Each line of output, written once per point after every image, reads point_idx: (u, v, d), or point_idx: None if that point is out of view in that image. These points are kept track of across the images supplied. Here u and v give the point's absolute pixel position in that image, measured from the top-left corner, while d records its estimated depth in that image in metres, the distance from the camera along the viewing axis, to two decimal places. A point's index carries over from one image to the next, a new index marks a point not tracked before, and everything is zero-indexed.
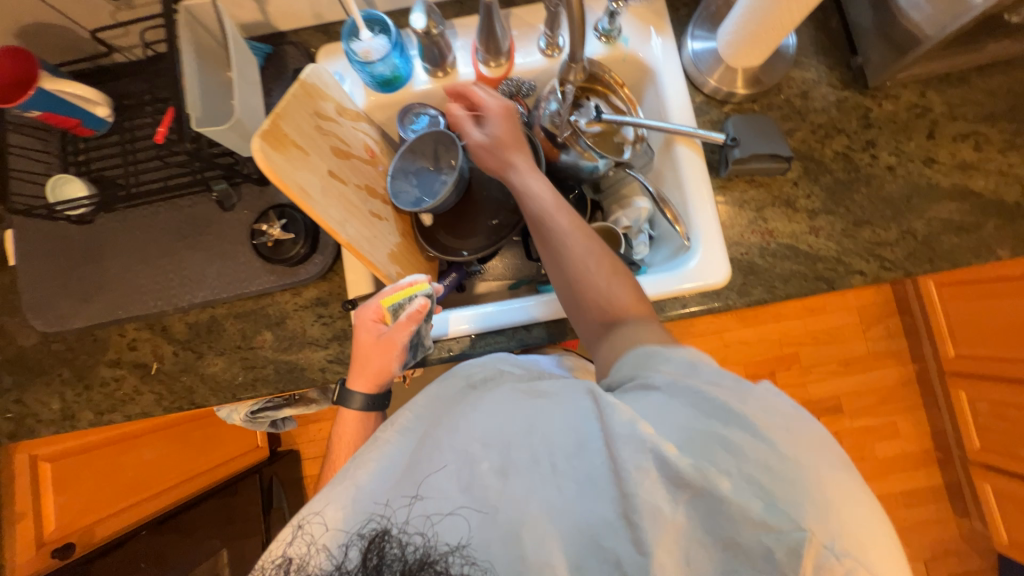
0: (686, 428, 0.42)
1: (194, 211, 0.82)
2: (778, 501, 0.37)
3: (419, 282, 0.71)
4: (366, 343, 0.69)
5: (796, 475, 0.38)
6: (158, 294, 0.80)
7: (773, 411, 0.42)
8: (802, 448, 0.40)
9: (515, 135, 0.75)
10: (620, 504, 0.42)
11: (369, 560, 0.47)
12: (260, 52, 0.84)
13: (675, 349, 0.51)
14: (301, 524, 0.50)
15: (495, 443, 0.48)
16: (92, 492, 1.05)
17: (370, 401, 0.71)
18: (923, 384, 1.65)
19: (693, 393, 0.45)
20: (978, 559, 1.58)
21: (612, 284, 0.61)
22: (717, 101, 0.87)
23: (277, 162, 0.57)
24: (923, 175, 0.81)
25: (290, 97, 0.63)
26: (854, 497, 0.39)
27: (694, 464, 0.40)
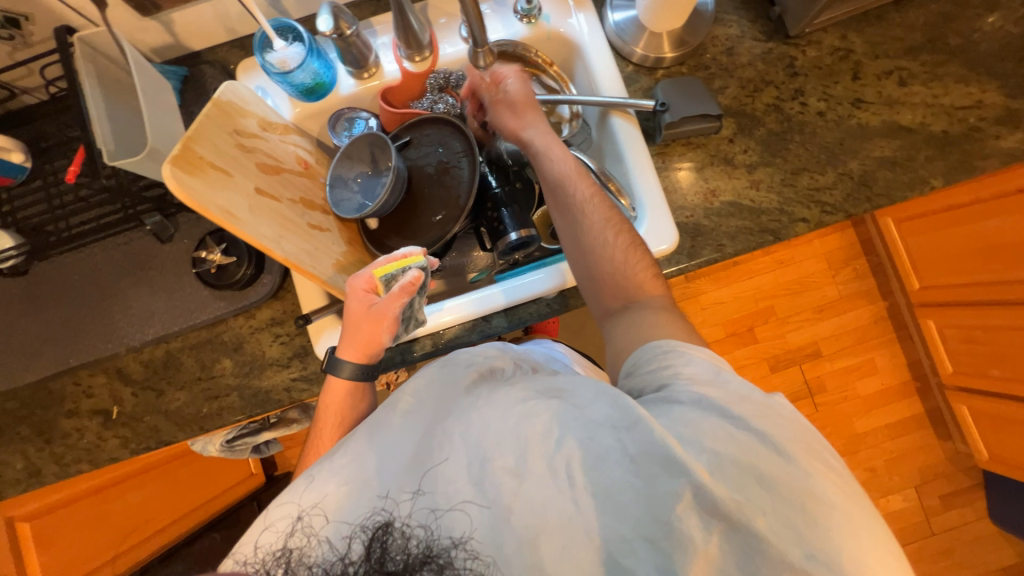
0: (719, 451, 0.43)
1: (131, 247, 0.80)
2: (812, 548, 0.40)
3: (414, 254, 0.70)
4: (358, 314, 0.68)
5: (825, 518, 0.41)
6: (106, 336, 0.78)
7: (816, 454, 0.44)
8: (832, 484, 0.42)
9: (529, 99, 0.76)
10: (652, 526, 0.42)
11: (373, 551, 0.45)
12: (176, 76, 0.81)
13: (695, 353, 0.53)
14: (300, 517, 0.48)
15: (514, 444, 0.47)
16: (76, 545, 1.04)
17: (359, 371, 0.68)
18: (894, 319, 1.70)
19: (719, 414, 0.46)
20: (964, 477, 1.64)
21: (629, 257, 0.65)
22: (647, 68, 0.87)
23: (194, 188, 0.56)
24: (853, 117, 0.83)
25: (204, 117, 0.61)
26: (877, 538, 0.41)
27: (731, 496, 0.41)
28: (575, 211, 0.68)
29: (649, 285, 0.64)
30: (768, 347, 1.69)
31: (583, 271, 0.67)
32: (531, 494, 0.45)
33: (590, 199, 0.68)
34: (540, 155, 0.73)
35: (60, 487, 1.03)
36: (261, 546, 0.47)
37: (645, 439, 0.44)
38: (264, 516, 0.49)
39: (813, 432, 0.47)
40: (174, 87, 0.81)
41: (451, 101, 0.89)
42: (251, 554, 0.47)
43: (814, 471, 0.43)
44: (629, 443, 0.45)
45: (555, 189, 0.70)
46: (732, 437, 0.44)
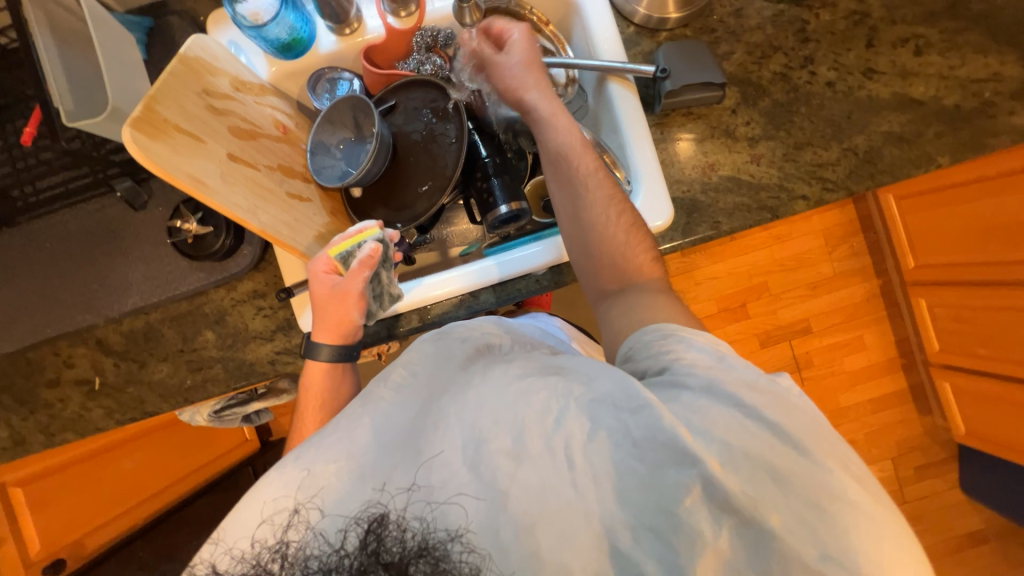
0: (728, 441, 0.41)
1: (104, 214, 0.76)
2: (829, 546, 0.38)
3: (369, 228, 0.69)
4: (324, 295, 0.67)
5: (841, 515, 0.39)
6: (83, 307, 0.76)
7: (828, 444, 0.42)
8: (849, 478, 0.40)
9: (536, 62, 0.72)
10: (657, 518, 0.40)
11: (369, 542, 0.43)
12: (142, 27, 0.75)
13: (696, 335, 0.50)
14: (296, 509, 0.44)
15: (511, 424, 0.45)
16: (71, 509, 1.06)
17: (337, 351, 0.69)
18: (886, 297, 1.70)
19: (732, 402, 0.43)
20: (939, 450, 1.69)
21: (630, 239, 0.63)
22: (649, 30, 0.81)
23: (159, 154, 0.52)
24: (863, 88, 0.78)
25: (168, 75, 0.57)
26: (896, 534, 0.39)
27: (742, 491, 0.39)
28: (575, 185, 0.65)
29: (647, 269, 0.63)
30: (760, 323, 1.70)
31: (578, 249, 0.65)
32: (529, 478, 0.43)
33: (594, 172, 0.65)
34: (543, 121, 0.69)
35: (53, 453, 1.04)
36: (257, 541, 0.44)
37: (652, 425, 0.41)
38: (256, 510, 0.45)
39: (826, 424, 0.45)
40: (138, 40, 0.74)
41: (438, 62, 0.83)
42: (246, 550, 0.44)
43: (831, 465, 0.41)
44: (632, 427, 0.42)
45: (557, 162, 0.67)
46: (743, 428, 0.42)
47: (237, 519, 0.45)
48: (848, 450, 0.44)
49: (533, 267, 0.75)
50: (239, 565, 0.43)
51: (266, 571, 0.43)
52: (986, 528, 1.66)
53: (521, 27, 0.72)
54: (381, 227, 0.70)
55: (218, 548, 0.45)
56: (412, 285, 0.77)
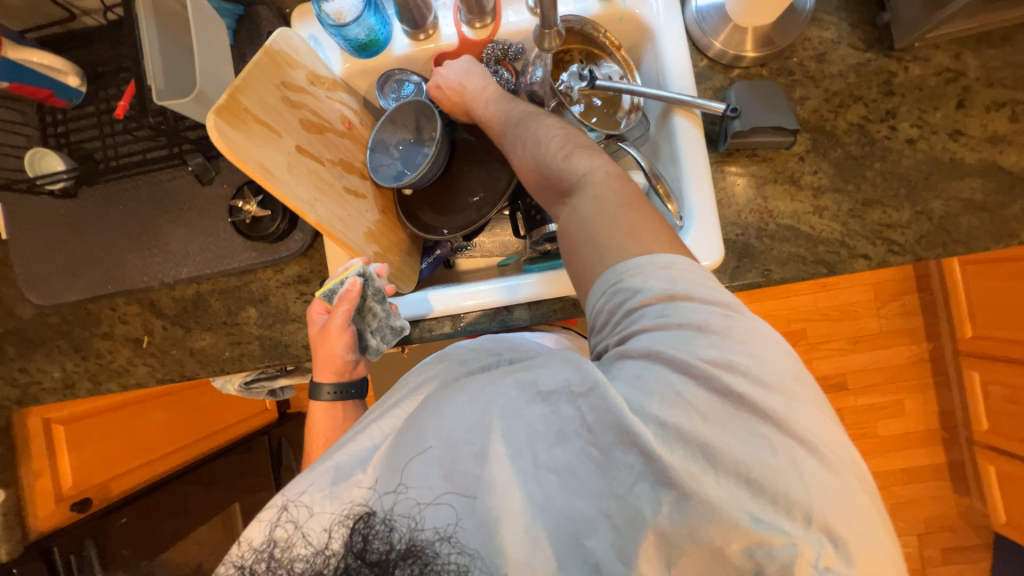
0: (666, 416, 0.41)
1: (173, 185, 0.81)
2: (763, 513, 0.38)
3: (354, 264, 0.69)
4: (315, 334, 0.71)
5: (787, 482, 0.38)
6: (143, 269, 0.80)
7: (777, 397, 0.40)
8: (792, 434, 0.39)
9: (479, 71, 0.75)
10: (605, 499, 0.41)
11: (355, 543, 0.46)
12: (232, 14, 0.79)
13: (637, 277, 0.46)
14: (285, 506, 0.48)
15: (481, 428, 0.45)
16: (102, 451, 1.12)
17: (338, 390, 0.72)
18: (935, 364, 1.60)
19: (672, 366, 0.42)
20: (973, 535, 1.58)
21: (575, 155, 0.58)
22: (723, 65, 0.80)
23: (236, 141, 0.55)
24: (946, 149, 0.74)
25: (253, 66, 0.59)
26: (844, 493, 0.38)
27: (675, 463, 0.39)
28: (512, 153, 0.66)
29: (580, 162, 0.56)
30: None
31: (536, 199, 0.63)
32: (495, 478, 0.43)
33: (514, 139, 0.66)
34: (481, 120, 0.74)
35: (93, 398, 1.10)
36: (248, 539, 0.49)
37: (599, 407, 0.42)
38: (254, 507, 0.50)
39: (785, 372, 0.42)
40: (227, 26, 0.79)
41: (506, 75, 0.83)
42: (237, 552, 0.49)
43: (773, 423, 0.39)
44: (580, 410, 0.43)
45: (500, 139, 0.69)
46: (679, 397, 0.41)
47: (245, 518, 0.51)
48: (802, 401, 0.41)
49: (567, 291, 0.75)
50: (231, 566, 0.48)
51: (254, 569, 0.47)
52: None
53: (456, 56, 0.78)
54: (365, 263, 0.69)
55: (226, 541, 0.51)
56: (421, 304, 0.78)
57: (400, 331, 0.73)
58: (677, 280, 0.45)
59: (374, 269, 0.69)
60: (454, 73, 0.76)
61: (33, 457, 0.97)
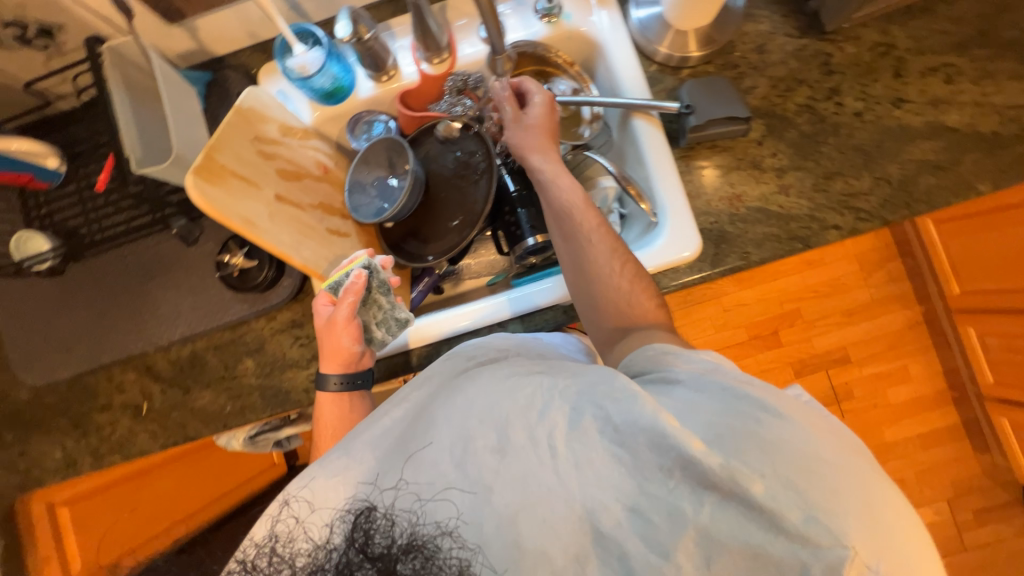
0: (713, 423, 0.41)
1: (160, 249, 0.82)
2: (816, 506, 0.36)
3: (359, 257, 0.70)
4: (320, 325, 0.69)
5: (834, 479, 0.37)
6: (137, 335, 0.81)
7: (815, 418, 0.43)
8: (842, 453, 0.40)
9: (551, 131, 0.73)
10: (636, 494, 0.40)
11: (357, 537, 0.47)
12: (201, 81, 0.83)
13: (695, 350, 0.51)
14: (287, 502, 0.49)
15: (493, 421, 0.47)
16: (111, 524, 1.13)
17: (345, 380, 0.69)
18: (931, 325, 1.62)
19: (719, 389, 0.45)
20: (1001, 492, 1.56)
21: (631, 287, 0.63)
22: (671, 68, 0.84)
23: (214, 197, 0.57)
24: (892, 117, 0.78)
25: (225, 125, 0.62)
26: (895, 508, 0.38)
27: (724, 463, 0.38)
28: (580, 240, 0.66)
29: (655, 315, 0.62)
30: (794, 351, 1.63)
31: (583, 296, 0.66)
32: (511, 472, 0.44)
33: (596, 228, 0.66)
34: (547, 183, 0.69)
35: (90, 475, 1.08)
36: (250, 535, 0.49)
37: (631, 409, 0.42)
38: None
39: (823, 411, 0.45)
40: (198, 92, 0.82)
41: (469, 103, 0.87)
42: (240, 544, 0.49)
43: (823, 438, 0.40)
44: (612, 411, 0.43)
45: (562, 215, 0.67)
46: (728, 409, 0.42)
47: None
48: (838, 428, 0.43)
49: (558, 298, 0.76)
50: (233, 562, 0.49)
51: (255, 565, 0.47)
52: None
53: (544, 93, 0.74)
54: (370, 255, 0.70)
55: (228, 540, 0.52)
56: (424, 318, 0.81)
57: (405, 323, 0.72)
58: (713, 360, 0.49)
59: (379, 262, 0.70)
60: (533, 127, 0.73)
61: (39, 546, 0.97)
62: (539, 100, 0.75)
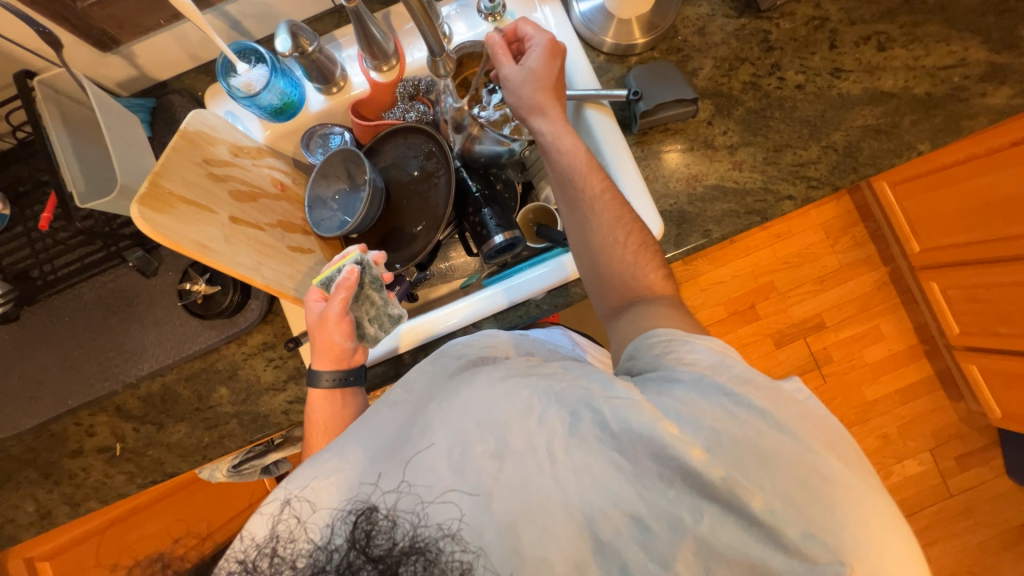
0: (715, 429, 0.43)
1: (118, 284, 0.80)
2: (812, 527, 0.39)
3: (351, 253, 0.71)
4: (312, 322, 0.68)
5: (827, 495, 0.40)
6: (102, 375, 0.78)
7: (814, 426, 0.44)
8: (835, 464, 0.42)
9: (555, 82, 0.71)
10: (638, 503, 0.42)
11: (358, 538, 0.42)
12: (145, 108, 0.81)
13: (700, 339, 0.51)
14: (288, 501, 0.46)
15: (493, 427, 0.45)
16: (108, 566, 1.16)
17: (338, 376, 0.69)
18: (897, 284, 1.68)
19: (719, 392, 0.45)
20: (979, 436, 1.62)
21: (638, 259, 0.64)
22: (618, 56, 0.85)
23: (165, 226, 0.55)
24: (833, 87, 0.81)
25: (171, 151, 0.61)
26: (880, 518, 0.40)
27: (724, 476, 0.40)
28: (585, 208, 0.66)
29: (660, 287, 0.63)
30: (772, 323, 1.67)
31: (588, 268, 0.67)
32: (511, 477, 0.43)
33: (602, 193, 0.66)
34: (549, 147, 0.69)
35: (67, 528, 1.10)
36: (248, 534, 0.45)
37: (629, 416, 0.43)
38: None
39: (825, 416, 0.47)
40: (142, 119, 0.80)
41: (423, 108, 0.87)
42: (235, 548, 0.46)
43: (817, 448, 0.42)
44: (611, 420, 0.43)
45: (566, 182, 0.68)
46: (728, 414, 0.43)
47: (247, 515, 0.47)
48: (838, 438, 0.45)
49: (529, 294, 0.77)
50: (228, 563, 0.45)
51: (253, 569, 0.43)
52: None
53: (545, 35, 0.71)
54: (362, 250, 0.71)
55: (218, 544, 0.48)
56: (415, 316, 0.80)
57: (397, 319, 0.74)
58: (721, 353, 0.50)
59: (372, 257, 0.71)
60: (529, 76, 0.69)
61: None
62: (540, 42, 0.71)
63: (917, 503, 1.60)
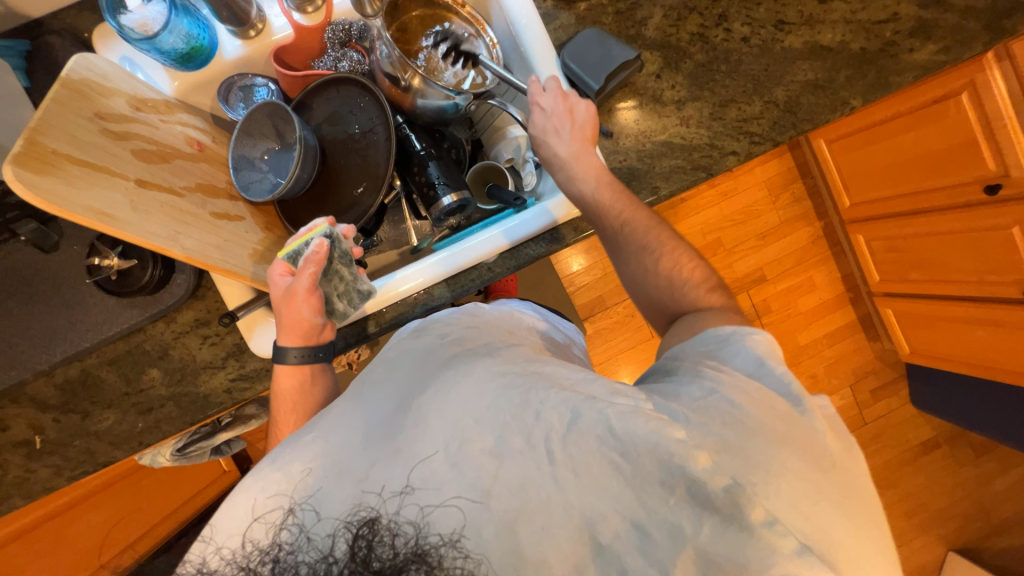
0: (724, 434, 0.42)
1: (12, 261, 0.70)
2: (813, 545, 0.39)
3: (319, 226, 0.69)
4: (277, 296, 0.67)
5: (828, 519, 0.39)
6: (4, 364, 0.70)
7: (830, 451, 0.43)
8: (838, 492, 0.41)
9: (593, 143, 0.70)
10: (636, 509, 0.41)
11: (358, 550, 0.41)
12: (16, 51, 0.69)
13: (745, 343, 0.50)
14: (291, 509, 0.45)
15: (491, 423, 0.45)
16: (53, 562, 1.07)
17: (306, 353, 0.68)
18: (830, 237, 1.79)
19: (736, 402, 0.44)
20: (891, 370, 1.83)
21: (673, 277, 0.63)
22: (565, 3, 0.82)
23: (53, 191, 0.47)
24: (776, 41, 0.81)
25: (51, 102, 0.51)
26: (865, 539, 0.40)
27: (728, 486, 0.40)
28: (614, 241, 0.67)
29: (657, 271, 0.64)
30: None
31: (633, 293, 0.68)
32: (510, 475, 0.43)
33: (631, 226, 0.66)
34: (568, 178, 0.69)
35: (7, 521, 1.00)
36: (250, 540, 0.45)
37: (630, 419, 0.42)
38: (250, 506, 0.46)
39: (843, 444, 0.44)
40: (15, 66, 0.69)
41: (356, 56, 0.80)
42: (237, 550, 0.45)
43: (825, 472, 0.41)
44: (616, 423, 0.42)
45: (594, 214, 0.68)
46: (740, 422, 0.42)
47: (229, 516, 0.46)
48: (856, 469, 0.43)
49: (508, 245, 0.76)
50: (229, 567, 0.44)
51: (255, 572, 0.43)
52: (936, 435, 1.82)
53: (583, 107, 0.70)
54: (331, 223, 0.69)
55: (209, 547, 0.46)
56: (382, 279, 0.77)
57: (367, 295, 0.71)
58: (769, 357, 0.48)
59: (341, 230, 0.69)
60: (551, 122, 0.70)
61: None
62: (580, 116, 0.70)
63: None
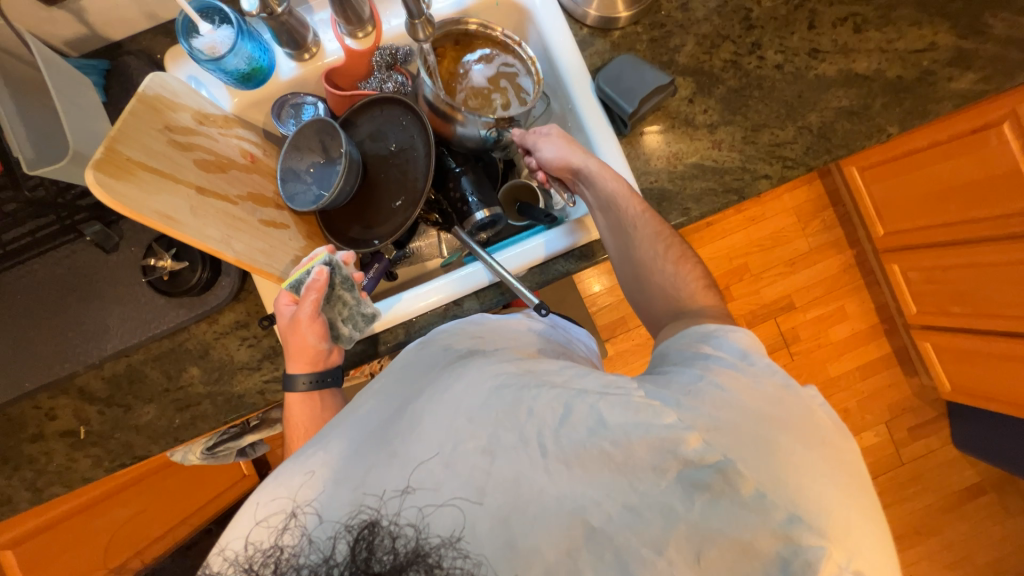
0: (715, 415, 0.44)
1: (75, 260, 0.76)
2: (802, 512, 0.39)
3: (319, 254, 0.71)
4: (284, 325, 0.69)
5: (811, 480, 0.41)
6: (60, 356, 0.74)
7: (809, 421, 0.45)
8: (824, 462, 0.42)
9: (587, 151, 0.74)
10: (629, 494, 0.41)
11: (358, 553, 0.40)
12: (97, 70, 0.76)
13: (727, 334, 0.53)
14: (293, 512, 0.45)
15: (484, 421, 0.46)
16: (79, 555, 1.10)
17: (315, 378, 0.70)
18: (862, 266, 1.74)
19: (718, 385, 0.47)
20: (929, 408, 1.74)
21: (680, 268, 0.66)
22: (601, 31, 0.85)
23: (126, 194, 0.52)
24: (810, 68, 0.82)
25: (128, 114, 0.56)
26: (853, 500, 0.41)
27: (721, 463, 0.41)
28: (625, 228, 0.69)
29: (701, 296, 0.64)
30: (745, 304, 1.73)
31: (631, 281, 0.69)
32: (505, 471, 0.43)
33: (641, 214, 0.69)
34: (594, 177, 0.71)
35: (47, 508, 1.04)
36: (251, 543, 0.44)
37: (622, 406, 0.45)
38: (251, 513, 0.46)
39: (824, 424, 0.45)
40: (96, 83, 0.76)
41: (401, 79, 0.85)
42: (240, 552, 0.44)
43: (811, 446, 0.43)
44: (609, 415, 0.44)
45: (608, 208, 0.70)
46: (726, 403, 0.45)
47: (241, 518, 0.46)
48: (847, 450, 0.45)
49: (500, 274, 0.73)
50: (233, 569, 0.44)
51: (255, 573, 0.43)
52: (981, 480, 1.70)
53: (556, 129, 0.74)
54: (330, 252, 0.71)
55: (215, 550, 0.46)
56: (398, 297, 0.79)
57: (371, 317, 0.74)
58: (749, 350, 0.51)
59: (340, 258, 0.71)
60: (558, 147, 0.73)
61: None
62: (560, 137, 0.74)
63: (873, 471, 1.71)
